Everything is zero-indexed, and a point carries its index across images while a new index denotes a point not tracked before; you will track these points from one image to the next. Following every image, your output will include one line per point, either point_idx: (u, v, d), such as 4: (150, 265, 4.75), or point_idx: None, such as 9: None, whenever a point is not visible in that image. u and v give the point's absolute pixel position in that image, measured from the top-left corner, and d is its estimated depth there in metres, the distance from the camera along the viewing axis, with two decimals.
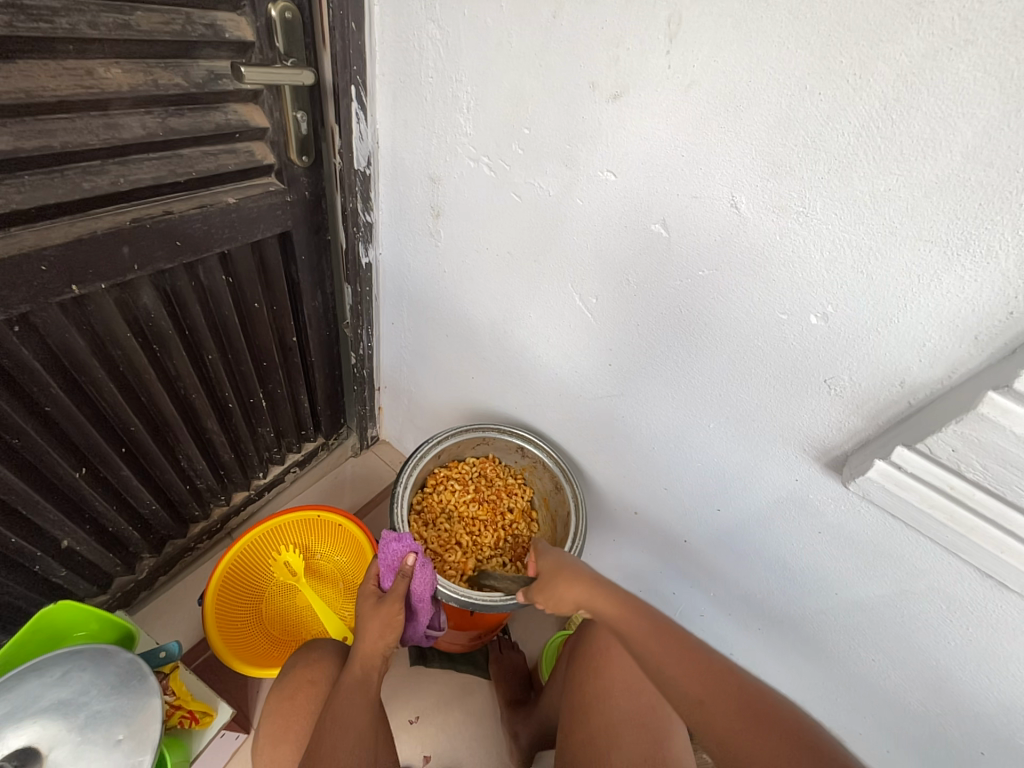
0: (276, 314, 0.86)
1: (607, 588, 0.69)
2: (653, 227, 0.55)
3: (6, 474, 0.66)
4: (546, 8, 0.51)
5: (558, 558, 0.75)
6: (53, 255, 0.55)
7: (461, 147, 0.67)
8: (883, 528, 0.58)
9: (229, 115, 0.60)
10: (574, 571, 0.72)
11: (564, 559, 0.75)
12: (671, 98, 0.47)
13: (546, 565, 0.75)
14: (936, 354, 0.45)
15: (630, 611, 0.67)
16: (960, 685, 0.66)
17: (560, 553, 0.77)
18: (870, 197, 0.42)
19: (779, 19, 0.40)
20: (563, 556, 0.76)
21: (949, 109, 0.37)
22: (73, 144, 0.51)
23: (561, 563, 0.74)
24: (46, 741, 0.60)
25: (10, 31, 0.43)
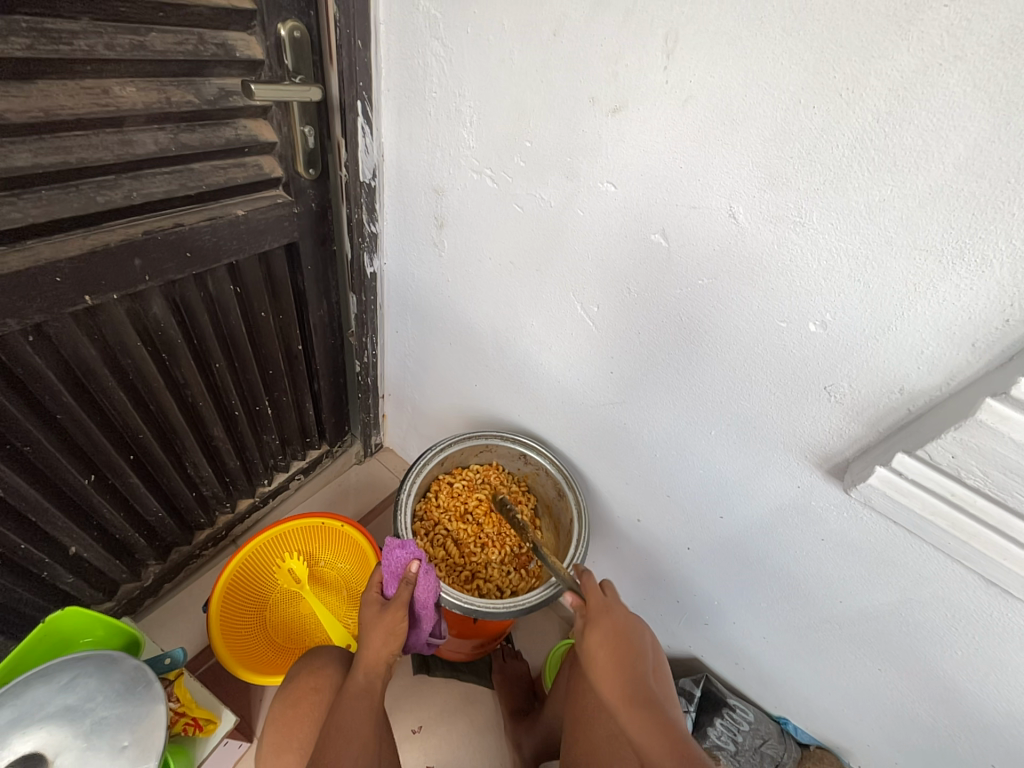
0: (283, 323, 0.88)
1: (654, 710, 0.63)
2: (653, 238, 0.56)
3: (17, 482, 0.67)
4: (547, 26, 0.52)
5: (605, 647, 0.69)
6: (67, 268, 0.56)
7: (464, 159, 0.68)
8: (887, 535, 0.58)
9: (239, 130, 0.62)
10: (619, 668, 0.68)
11: (611, 649, 0.69)
12: (669, 111, 0.49)
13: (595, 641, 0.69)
14: (934, 361, 0.46)
15: (660, 741, 0.61)
16: (967, 694, 0.66)
17: (610, 632, 0.70)
18: (865, 208, 0.43)
19: (774, 36, 0.41)
20: (611, 643, 0.69)
21: (940, 122, 0.37)
22: (89, 160, 0.52)
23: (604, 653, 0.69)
24: (52, 747, 0.60)
25: (31, 53, 0.45)
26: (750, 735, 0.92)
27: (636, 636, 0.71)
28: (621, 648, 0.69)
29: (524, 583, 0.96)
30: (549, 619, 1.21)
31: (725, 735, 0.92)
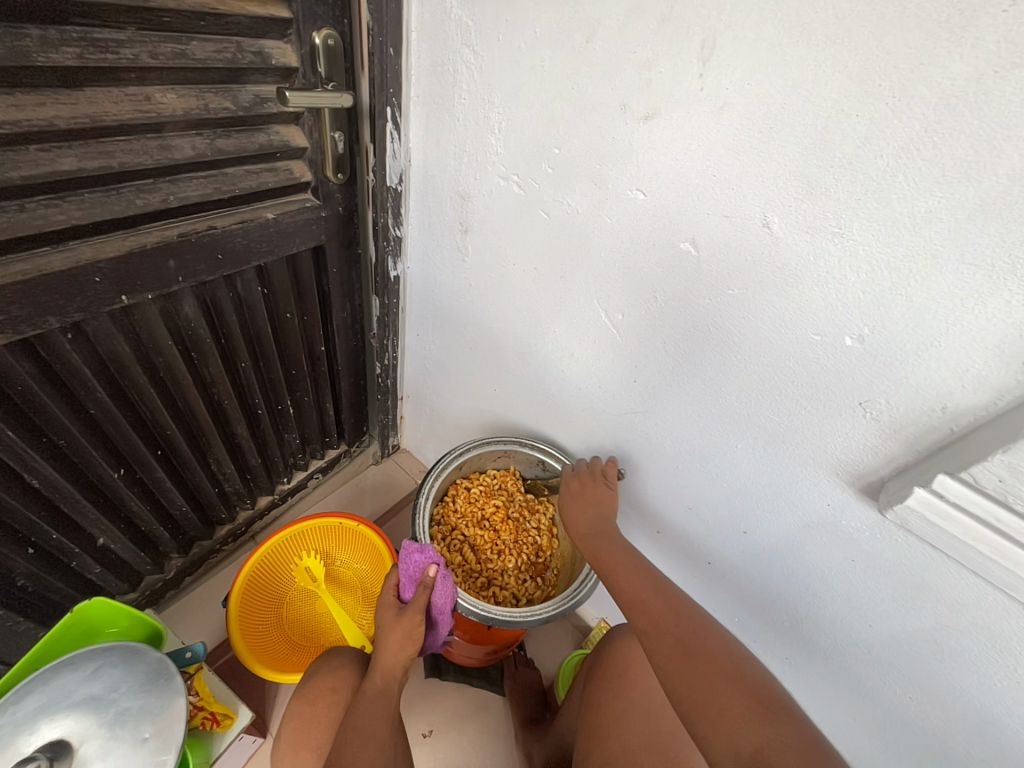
0: (307, 324, 0.89)
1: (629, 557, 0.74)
2: (683, 246, 0.56)
3: (51, 473, 0.69)
4: (580, 32, 0.52)
5: (579, 499, 0.81)
6: (106, 268, 0.58)
7: (492, 165, 0.68)
8: (920, 557, 0.57)
9: (272, 135, 0.63)
10: (586, 523, 0.79)
11: (586, 501, 0.80)
12: (703, 119, 0.48)
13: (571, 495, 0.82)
14: (980, 379, 0.44)
15: (626, 567, 0.72)
16: (1005, 730, 0.62)
17: (581, 493, 0.81)
18: (910, 219, 0.42)
19: (816, 43, 0.40)
20: (583, 506, 0.80)
21: (993, 132, 0.36)
22: (130, 164, 0.54)
23: (580, 513, 0.80)
24: (77, 735, 0.62)
25: (80, 62, 0.46)
26: None
27: (608, 498, 0.79)
28: (595, 509, 0.79)
29: (540, 591, 0.96)
30: (563, 627, 1.20)
31: None
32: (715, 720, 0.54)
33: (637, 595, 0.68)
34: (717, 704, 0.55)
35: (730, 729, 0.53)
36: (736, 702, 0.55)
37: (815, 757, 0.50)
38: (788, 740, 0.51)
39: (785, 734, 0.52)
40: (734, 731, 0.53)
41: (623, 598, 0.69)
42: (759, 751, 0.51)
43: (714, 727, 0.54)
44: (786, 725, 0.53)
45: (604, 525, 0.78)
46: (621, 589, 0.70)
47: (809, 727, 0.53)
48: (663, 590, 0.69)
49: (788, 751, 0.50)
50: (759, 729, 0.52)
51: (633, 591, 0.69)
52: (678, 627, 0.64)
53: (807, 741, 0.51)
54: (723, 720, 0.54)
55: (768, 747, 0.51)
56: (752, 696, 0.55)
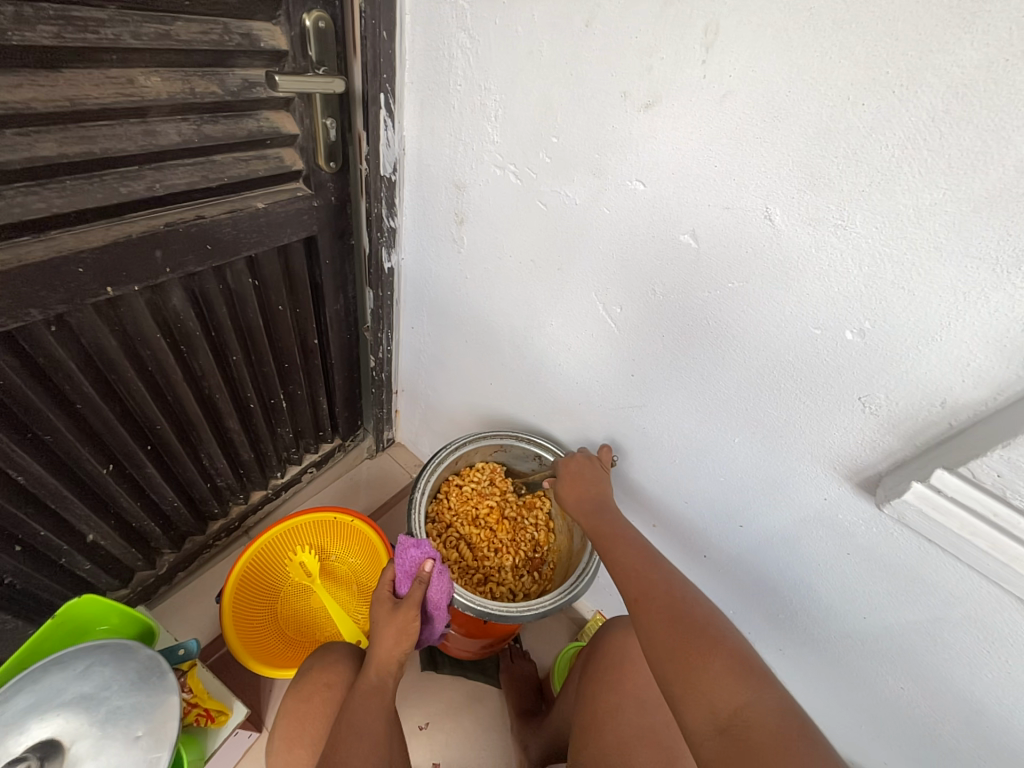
0: (299, 317, 0.87)
1: (625, 533, 0.74)
2: (682, 238, 0.55)
3: (37, 469, 0.68)
4: (579, 17, 0.50)
5: (572, 484, 0.80)
6: (89, 258, 0.56)
7: (487, 155, 0.67)
8: (917, 551, 0.56)
9: (261, 121, 0.61)
10: (582, 502, 0.78)
11: (577, 485, 0.79)
12: (705, 107, 0.47)
13: (565, 479, 0.81)
14: (981, 374, 0.44)
15: (621, 543, 0.72)
16: (996, 722, 0.63)
17: (576, 474, 0.80)
18: (914, 212, 0.41)
19: (823, 29, 0.39)
20: (579, 484, 0.79)
21: (1002, 122, 0.35)
22: (113, 150, 0.52)
23: (579, 490, 0.79)
24: (68, 735, 0.61)
25: (58, 42, 0.44)
26: None
27: (602, 480, 0.79)
28: (590, 489, 0.79)
29: (536, 586, 0.96)
30: (559, 621, 1.20)
31: None
32: (694, 684, 0.54)
33: (629, 567, 0.69)
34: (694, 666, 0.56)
35: (708, 691, 0.54)
36: (716, 665, 0.55)
37: (790, 720, 0.50)
38: (764, 703, 0.52)
39: (762, 696, 0.52)
40: (712, 694, 0.53)
41: (618, 571, 0.70)
42: (735, 713, 0.51)
43: (693, 690, 0.54)
44: (763, 689, 0.53)
45: (599, 502, 0.78)
46: (615, 561, 0.71)
47: (786, 691, 0.54)
48: (654, 562, 0.70)
49: (762, 713, 0.51)
50: (738, 693, 0.53)
51: (626, 563, 0.70)
52: (667, 595, 0.64)
53: (782, 704, 0.52)
54: (701, 683, 0.54)
55: (745, 710, 0.51)
56: (734, 660, 0.56)
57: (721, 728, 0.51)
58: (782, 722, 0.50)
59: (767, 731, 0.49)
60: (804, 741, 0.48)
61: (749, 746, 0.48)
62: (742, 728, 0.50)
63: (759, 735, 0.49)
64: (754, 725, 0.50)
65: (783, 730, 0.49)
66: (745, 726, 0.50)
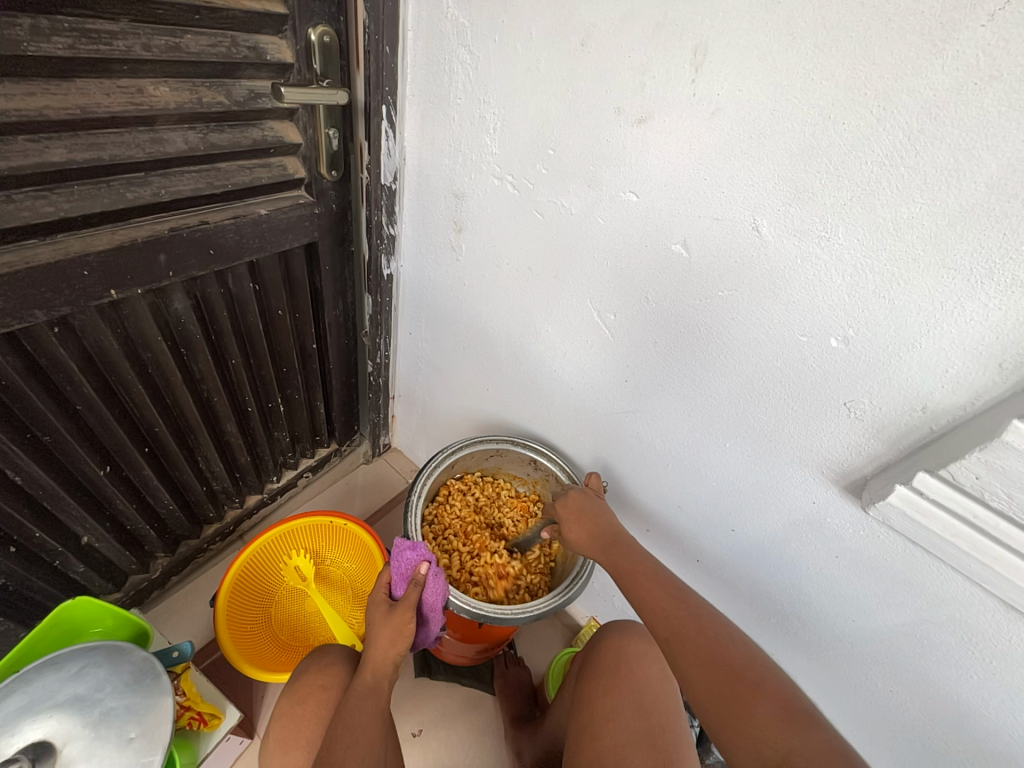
0: (299, 321, 0.88)
1: (647, 564, 0.74)
2: (674, 248, 0.57)
3: (35, 469, 0.68)
4: (575, 36, 0.52)
5: (580, 522, 0.80)
6: (95, 261, 0.57)
7: (486, 165, 0.69)
8: (902, 554, 0.58)
9: (265, 131, 0.63)
10: (589, 537, 0.79)
11: (583, 522, 0.80)
12: (696, 123, 0.49)
13: (569, 513, 0.81)
14: (958, 380, 0.45)
15: (645, 577, 0.72)
16: (983, 723, 0.64)
17: (579, 511, 0.81)
18: (893, 224, 0.43)
19: (805, 52, 0.41)
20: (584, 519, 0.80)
21: (972, 141, 0.37)
22: (121, 157, 0.53)
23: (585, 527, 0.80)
24: (61, 736, 0.61)
25: (71, 53, 0.46)
26: None
27: (603, 507, 0.81)
28: (596, 522, 0.80)
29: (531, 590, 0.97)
30: (552, 627, 1.21)
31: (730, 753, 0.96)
32: (740, 728, 0.56)
33: (657, 604, 0.69)
34: (740, 711, 0.57)
35: (757, 737, 0.55)
36: (761, 710, 0.57)
37: (840, 760, 0.51)
38: (813, 747, 0.53)
39: (810, 741, 0.53)
40: (759, 738, 0.55)
41: (645, 606, 0.70)
42: (783, 757, 0.52)
43: (738, 733, 0.56)
44: (812, 732, 0.54)
45: (612, 534, 0.77)
46: (643, 599, 0.70)
47: (837, 733, 0.55)
48: (682, 597, 0.69)
49: (812, 758, 0.51)
50: (786, 736, 0.54)
51: (654, 600, 0.69)
52: (699, 635, 0.65)
53: (831, 749, 0.52)
54: (748, 727, 0.56)
55: (791, 755, 0.52)
56: (781, 704, 0.57)
57: None
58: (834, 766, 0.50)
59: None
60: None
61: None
62: None
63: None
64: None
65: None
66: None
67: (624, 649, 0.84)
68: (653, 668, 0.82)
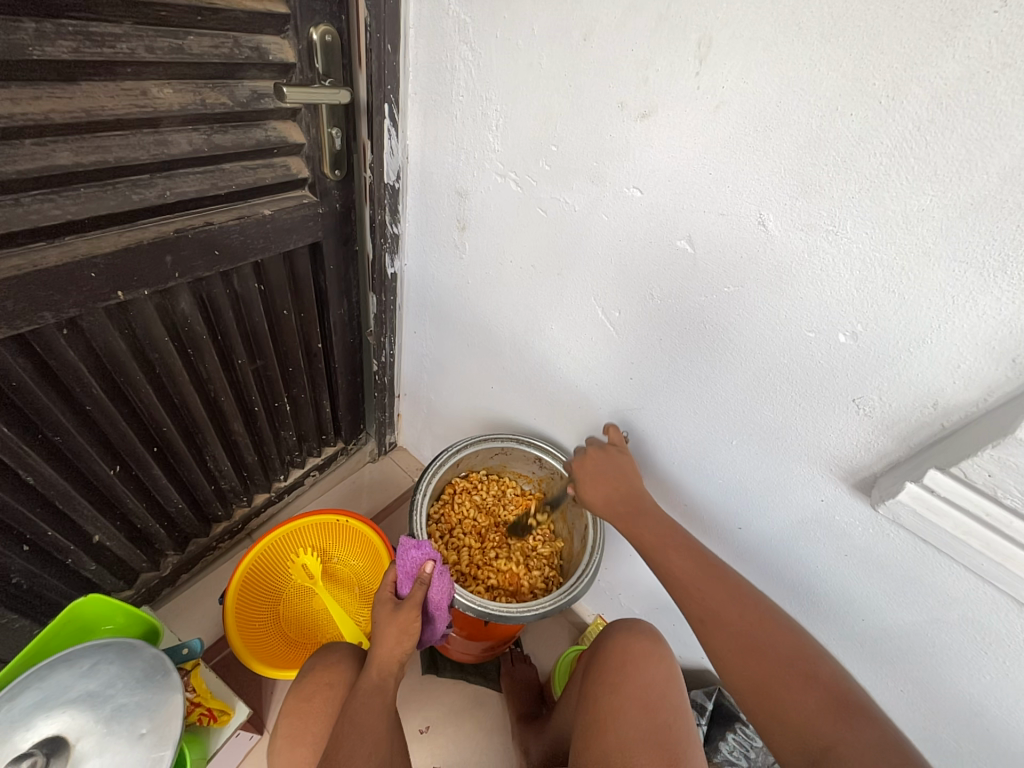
0: (304, 321, 0.89)
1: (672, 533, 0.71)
2: (678, 244, 0.56)
3: (47, 470, 0.69)
4: (578, 30, 0.52)
5: (601, 481, 0.76)
6: (102, 263, 0.57)
7: (489, 162, 0.68)
8: (913, 552, 0.57)
9: (269, 131, 0.63)
10: (607, 501, 0.75)
11: (606, 481, 0.76)
12: (700, 117, 0.48)
13: (587, 472, 0.78)
14: (970, 376, 0.45)
15: (675, 547, 0.70)
16: (995, 722, 0.63)
17: (595, 472, 0.77)
18: (902, 218, 0.42)
19: (811, 42, 0.40)
20: (601, 481, 0.77)
21: (984, 131, 0.37)
22: (126, 159, 0.54)
23: (602, 489, 0.77)
24: (73, 731, 0.62)
25: (76, 56, 0.46)
26: (761, 752, 0.97)
27: (624, 468, 0.75)
28: (615, 484, 0.76)
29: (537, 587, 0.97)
30: (559, 624, 1.21)
31: (737, 750, 0.96)
32: (784, 717, 0.58)
33: (689, 584, 0.67)
34: (786, 699, 0.59)
35: (801, 725, 0.57)
36: (807, 698, 0.58)
37: (890, 753, 0.53)
38: (863, 738, 0.54)
39: (860, 731, 0.55)
40: (804, 727, 0.57)
41: (678, 585, 0.68)
42: (829, 747, 0.55)
43: (781, 722, 0.58)
44: (862, 722, 0.56)
45: (635, 500, 0.74)
46: (674, 576, 0.69)
47: (883, 716, 0.57)
48: (718, 574, 0.68)
49: (863, 748, 0.54)
50: (834, 727, 0.56)
51: (685, 579, 0.68)
52: (739, 618, 0.64)
53: (882, 739, 0.54)
54: (792, 716, 0.58)
55: (838, 745, 0.55)
56: (828, 690, 0.59)
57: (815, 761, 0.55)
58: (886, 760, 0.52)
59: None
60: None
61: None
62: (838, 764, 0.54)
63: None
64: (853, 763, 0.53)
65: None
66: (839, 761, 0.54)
67: (629, 646, 0.83)
68: (658, 667, 0.81)
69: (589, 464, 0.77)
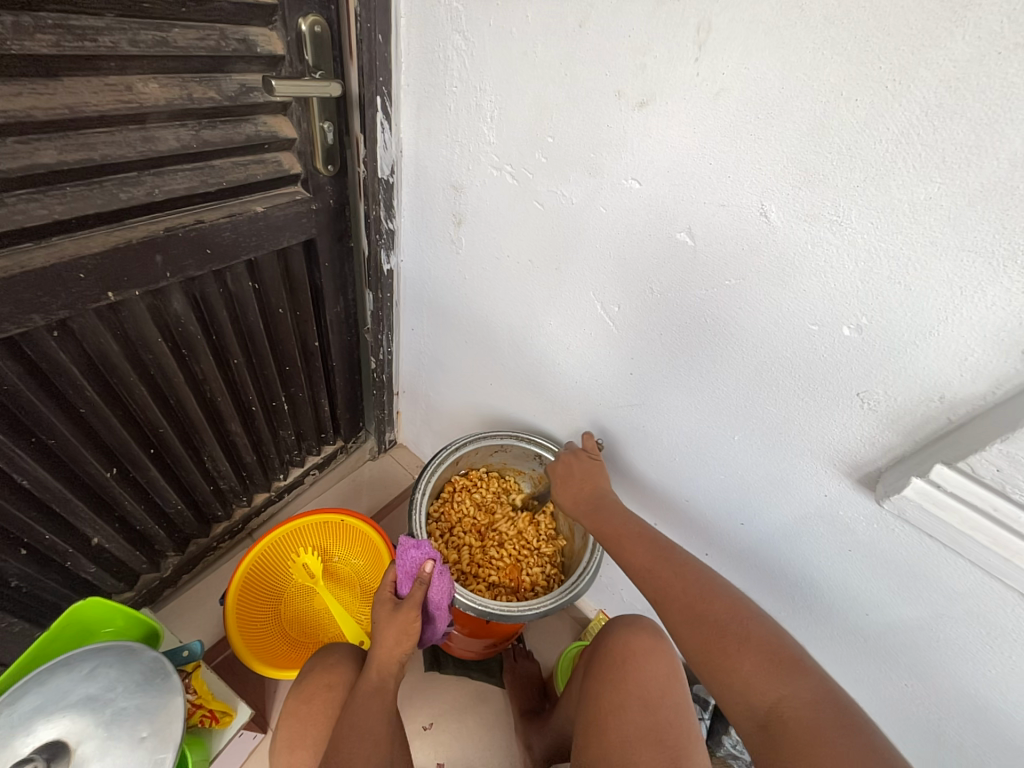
0: (300, 320, 0.88)
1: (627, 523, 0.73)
2: (678, 236, 0.55)
3: (41, 472, 0.68)
4: (573, 16, 0.51)
5: (573, 481, 0.80)
6: (90, 264, 0.56)
7: (484, 155, 0.67)
8: (918, 547, 0.56)
9: (259, 126, 0.62)
10: (576, 501, 0.79)
11: (578, 480, 0.80)
12: (699, 105, 0.47)
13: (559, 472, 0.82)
14: (978, 368, 0.44)
15: (628, 534, 0.72)
16: (1000, 717, 0.63)
17: (567, 474, 0.81)
18: (909, 206, 0.41)
19: (813, 25, 0.39)
20: (570, 483, 0.81)
21: (992, 116, 0.36)
22: (112, 156, 0.52)
23: (571, 490, 0.81)
24: (74, 735, 0.62)
25: (57, 51, 0.45)
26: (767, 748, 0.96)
27: (591, 471, 0.79)
28: (581, 485, 0.79)
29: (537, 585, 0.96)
30: (561, 620, 1.21)
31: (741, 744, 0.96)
32: (728, 684, 0.58)
33: (645, 566, 0.68)
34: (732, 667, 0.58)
35: (745, 690, 0.57)
36: (748, 662, 0.58)
37: (824, 708, 0.54)
38: (799, 696, 0.55)
39: (796, 689, 0.55)
40: (749, 691, 0.57)
41: (632, 568, 0.69)
42: (773, 709, 0.55)
43: (728, 690, 0.58)
44: (798, 678, 0.56)
45: (597, 499, 0.77)
46: (631, 561, 0.70)
47: (820, 670, 0.57)
48: (666, 556, 0.68)
49: (800, 706, 0.54)
50: (775, 687, 0.56)
51: (640, 563, 0.69)
52: (686, 593, 0.64)
53: (816, 694, 0.55)
54: (736, 684, 0.58)
55: (780, 705, 0.55)
56: (767, 652, 0.58)
57: (761, 726, 0.55)
58: (822, 717, 0.53)
59: (803, 728, 0.53)
60: (836, 736, 0.51)
61: (786, 746, 0.52)
62: (782, 726, 0.54)
63: (799, 736, 0.52)
64: (794, 724, 0.53)
65: (818, 725, 0.52)
66: (781, 723, 0.54)
67: (630, 641, 0.82)
68: (660, 664, 0.80)
69: (562, 467, 0.82)
